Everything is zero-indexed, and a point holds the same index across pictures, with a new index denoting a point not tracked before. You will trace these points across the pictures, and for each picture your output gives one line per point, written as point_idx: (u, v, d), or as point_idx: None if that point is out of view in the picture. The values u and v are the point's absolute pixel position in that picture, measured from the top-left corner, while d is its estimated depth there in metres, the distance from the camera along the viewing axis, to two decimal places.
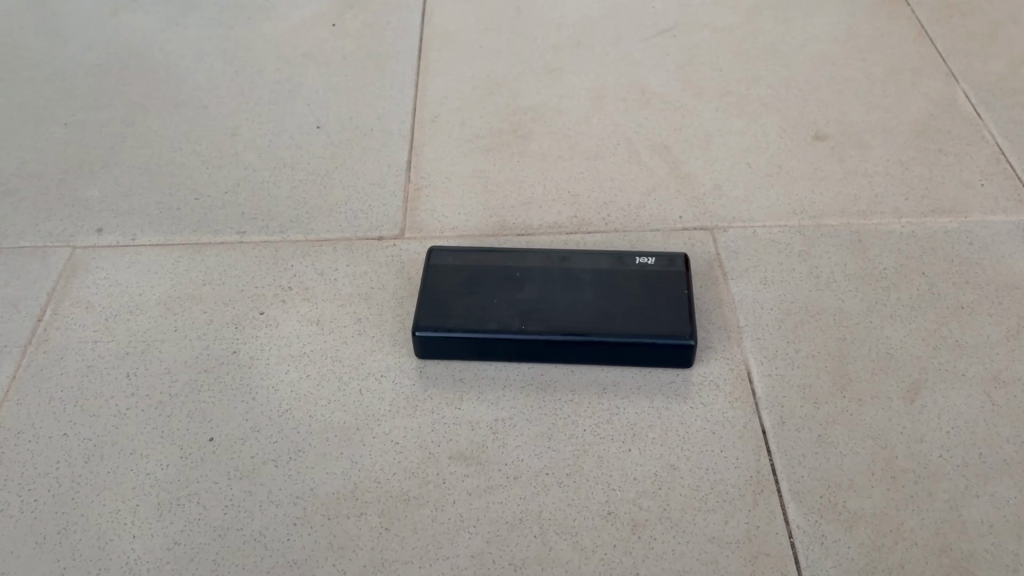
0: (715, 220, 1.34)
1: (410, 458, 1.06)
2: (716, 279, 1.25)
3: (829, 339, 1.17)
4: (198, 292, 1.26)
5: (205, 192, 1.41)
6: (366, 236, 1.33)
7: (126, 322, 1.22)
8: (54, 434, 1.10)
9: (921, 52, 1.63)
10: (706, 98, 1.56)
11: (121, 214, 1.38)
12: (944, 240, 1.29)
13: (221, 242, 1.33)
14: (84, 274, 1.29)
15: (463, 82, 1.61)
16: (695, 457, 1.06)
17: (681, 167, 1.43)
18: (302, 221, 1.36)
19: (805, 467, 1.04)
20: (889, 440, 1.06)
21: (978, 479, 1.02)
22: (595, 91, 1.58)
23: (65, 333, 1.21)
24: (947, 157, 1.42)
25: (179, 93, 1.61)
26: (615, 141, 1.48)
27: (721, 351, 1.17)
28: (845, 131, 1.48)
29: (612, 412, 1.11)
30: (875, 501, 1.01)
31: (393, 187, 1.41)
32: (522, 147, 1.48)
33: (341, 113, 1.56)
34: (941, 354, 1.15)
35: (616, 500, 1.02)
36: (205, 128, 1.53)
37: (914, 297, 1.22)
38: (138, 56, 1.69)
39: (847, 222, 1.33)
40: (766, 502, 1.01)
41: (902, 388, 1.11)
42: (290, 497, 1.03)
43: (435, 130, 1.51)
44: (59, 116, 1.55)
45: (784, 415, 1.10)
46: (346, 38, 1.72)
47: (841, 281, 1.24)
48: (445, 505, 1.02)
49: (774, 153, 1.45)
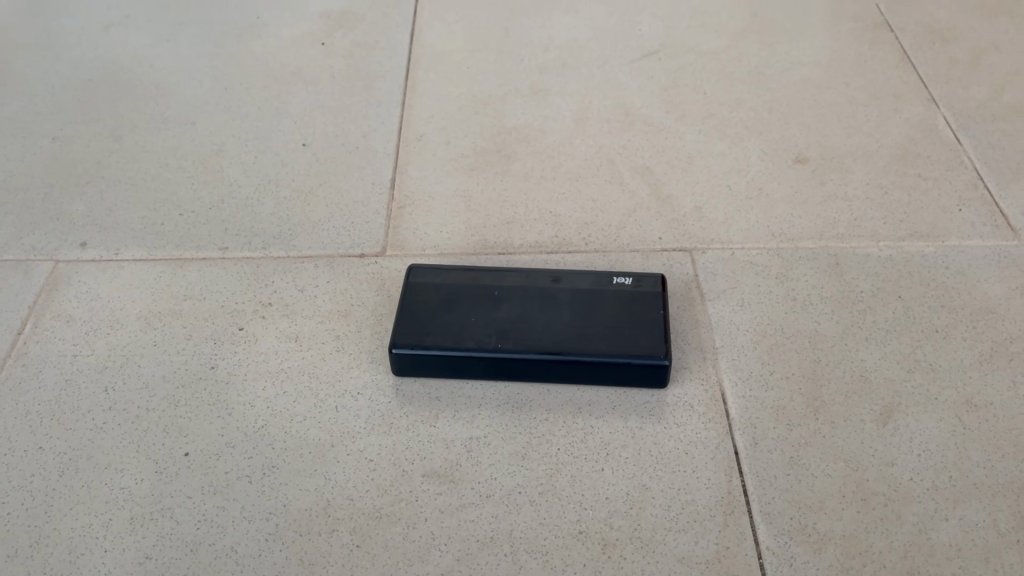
0: (693, 241, 1.35)
1: (383, 475, 1.07)
2: (693, 300, 1.26)
3: (804, 361, 1.18)
4: (179, 307, 1.26)
5: (189, 208, 1.42)
6: (347, 254, 1.34)
7: (106, 336, 1.23)
8: (29, 447, 1.10)
9: (903, 77, 1.65)
10: (689, 120, 1.57)
11: (105, 228, 1.39)
12: (920, 264, 1.30)
13: (203, 258, 1.34)
14: (66, 288, 1.30)
15: (449, 101, 1.63)
16: (667, 477, 1.06)
17: (661, 188, 1.44)
18: (285, 237, 1.37)
19: (776, 488, 1.05)
20: (861, 462, 1.07)
21: (947, 503, 1.03)
22: (579, 112, 1.60)
23: (45, 346, 1.22)
24: (926, 182, 1.44)
25: (167, 109, 1.62)
26: (598, 161, 1.49)
27: (696, 372, 1.17)
28: (826, 155, 1.49)
29: (587, 432, 1.11)
30: (845, 523, 1.01)
31: (376, 205, 1.42)
32: (505, 167, 1.49)
33: (327, 131, 1.57)
34: (914, 377, 1.16)
35: (587, 519, 1.03)
36: (192, 145, 1.54)
37: (890, 320, 1.23)
38: (128, 72, 1.71)
39: (825, 245, 1.34)
40: (736, 523, 1.02)
41: (875, 411, 1.12)
42: (262, 513, 1.03)
43: (420, 149, 1.53)
44: (47, 131, 1.57)
45: (757, 436, 1.10)
46: (334, 57, 1.74)
47: (817, 303, 1.25)
48: (417, 522, 1.02)
49: (754, 176, 1.46)
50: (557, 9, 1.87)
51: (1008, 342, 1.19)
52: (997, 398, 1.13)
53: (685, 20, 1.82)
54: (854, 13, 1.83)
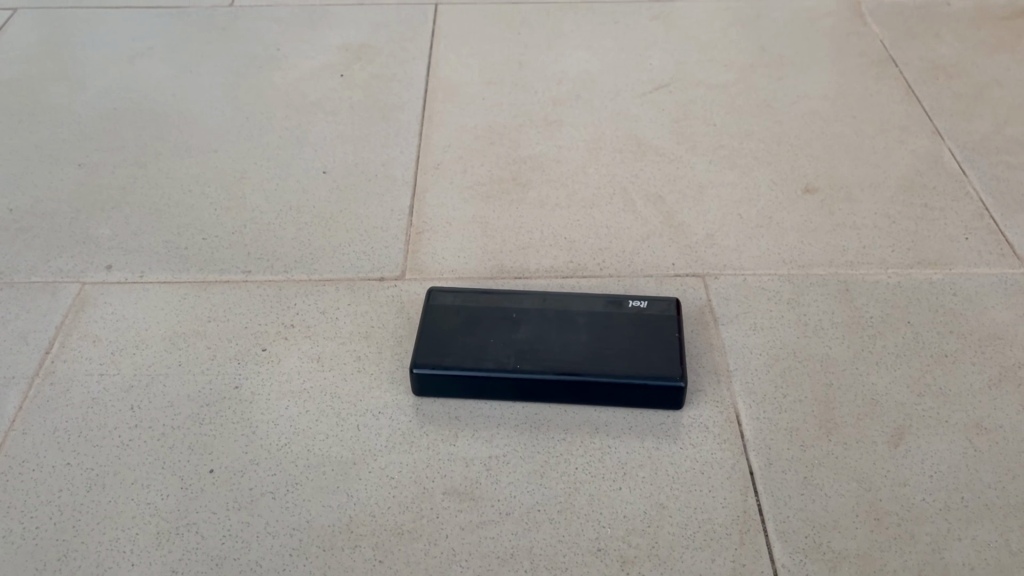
0: (706, 267, 1.38)
1: (405, 493, 1.09)
2: (707, 324, 1.29)
3: (816, 384, 1.20)
4: (203, 328, 1.29)
5: (212, 233, 1.46)
6: (367, 277, 1.37)
7: (131, 355, 1.25)
8: (57, 463, 1.12)
9: (909, 111, 1.69)
10: (700, 151, 1.61)
11: (130, 252, 1.42)
12: (928, 291, 1.33)
13: (226, 280, 1.37)
14: (92, 309, 1.32)
15: (465, 132, 1.67)
16: (683, 496, 1.08)
17: (674, 216, 1.47)
18: (306, 261, 1.40)
19: (791, 508, 1.07)
20: (874, 483, 1.09)
21: (960, 523, 1.04)
22: (593, 143, 1.63)
23: (72, 365, 1.24)
24: (932, 212, 1.47)
25: (190, 137, 1.66)
26: (611, 190, 1.53)
27: (710, 394, 1.20)
28: (834, 185, 1.52)
29: (604, 451, 1.13)
30: (858, 542, 1.03)
31: (395, 231, 1.46)
32: (521, 195, 1.52)
33: (346, 159, 1.61)
34: (925, 400, 1.18)
35: (606, 537, 1.04)
36: (215, 172, 1.58)
37: (900, 345, 1.25)
38: (152, 102, 1.75)
39: (835, 272, 1.36)
40: (752, 541, 1.04)
41: (887, 433, 1.14)
42: (286, 529, 1.05)
43: (438, 177, 1.56)
44: (73, 158, 1.61)
45: (771, 457, 1.12)
46: (353, 88, 1.79)
47: (828, 328, 1.28)
48: (438, 539, 1.04)
49: (764, 204, 1.49)
50: (569, 44, 1.92)
51: (1016, 367, 1.21)
52: (1006, 421, 1.15)
53: (694, 55, 1.87)
54: (859, 49, 1.87)
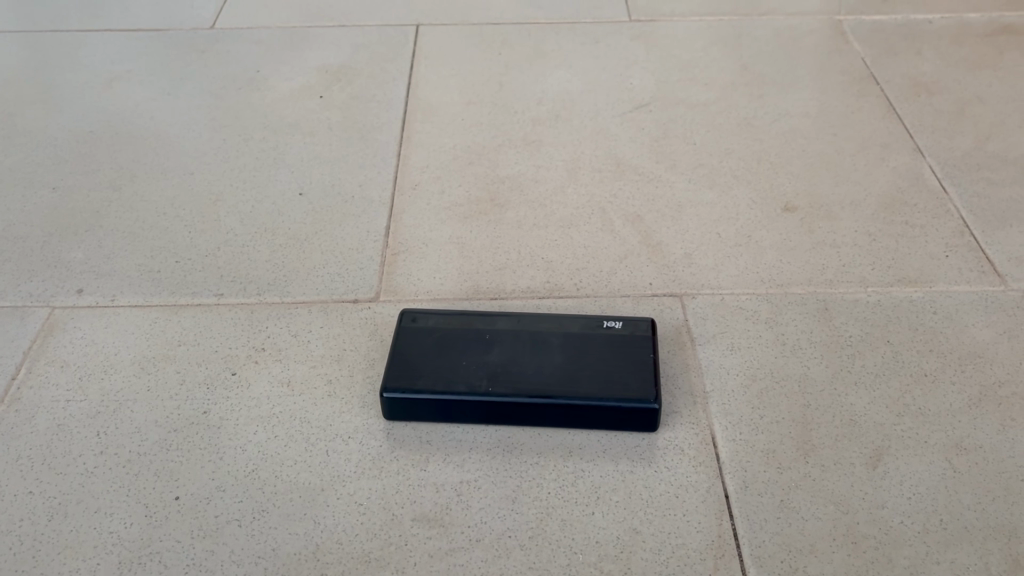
0: (683, 287, 1.36)
1: (373, 519, 1.07)
2: (683, 345, 1.27)
3: (794, 405, 1.18)
4: (173, 352, 1.27)
5: (185, 255, 1.44)
6: (341, 299, 1.36)
7: (99, 381, 1.23)
8: (19, 492, 1.10)
9: (890, 128, 1.68)
10: (679, 169, 1.60)
11: (102, 276, 1.41)
12: (908, 309, 1.31)
13: (197, 304, 1.35)
14: (61, 334, 1.31)
15: (443, 152, 1.66)
16: (657, 520, 1.06)
17: (652, 236, 1.46)
18: (280, 284, 1.39)
19: (767, 531, 1.05)
20: (851, 506, 1.07)
21: (939, 546, 1.02)
22: (571, 162, 1.62)
23: (38, 391, 1.22)
24: (913, 229, 1.45)
25: (166, 159, 1.65)
26: (590, 210, 1.51)
27: (686, 415, 1.18)
28: (814, 203, 1.51)
29: (577, 475, 1.11)
30: (835, 567, 1.01)
31: (371, 252, 1.44)
32: (498, 215, 1.51)
33: (324, 180, 1.60)
34: (904, 421, 1.16)
35: (577, 563, 1.02)
36: (191, 194, 1.57)
37: (879, 364, 1.23)
38: (130, 125, 1.74)
39: (813, 291, 1.35)
40: (726, 567, 1.01)
41: (865, 454, 1.12)
42: (251, 557, 1.03)
43: (415, 198, 1.55)
44: (48, 181, 1.60)
45: (747, 479, 1.10)
46: (332, 109, 1.78)
47: (806, 348, 1.26)
48: (406, 567, 1.02)
49: (743, 223, 1.48)
50: (551, 63, 1.92)
51: (997, 386, 1.20)
52: (986, 441, 1.13)
53: (675, 74, 1.86)
54: (841, 67, 1.87)
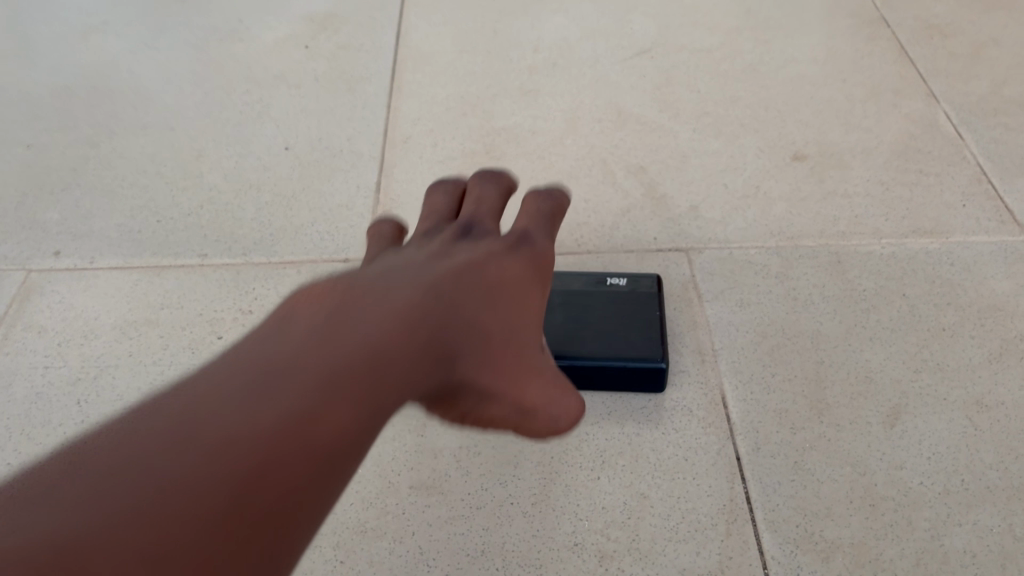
0: (689, 241, 1.30)
1: (368, 488, 1.03)
2: (690, 302, 1.21)
3: (807, 362, 1.13)
4: (155, 316, 1.22)
5: (167, 214, 1.38)
6: (332, 258, 1.30)
7: (79, 347, 1.18)
8: None
9: (902, 71, 1.60)
10: (683, 118, 1.53)
11: (81, 236, 1.35)
12: (924, 261, 1.25)
13: (180, 265, 1.29)
14: (38, 298, 1.25)
15: (435, 103, 1.58)
16: (666, 485, 1.01)
17: (656, 188, 1.39)
18: (267, 243, 1.33)
19: (780, 495, 1.00)
20: (868, 467, 1.02)
21: (961, 507, 0.98)
22: (570, 112, 1.55)
23: (15, 357, 1.17)
24: (927, 177, 1.39)
25: (146, 114, 1.58)
26: (590, 162, 1.45)
27: (694, 375, 1.13)
28: (825, 151, 1.44)
29: (582, 439, 1.06)
30: (853, 531, 0.97)
31: (361, 209, 1.38)
32: (494, 169, 1.44)
33: (310, 134, 1.53)
34: (922, 377, 1.11)
35: (583, 531, 0.97)
36: (172, 150, 1.50)
37: (895, 319, 1.18)
38: (107, 78, 1.66)
39: (825, 243, 1.29)
40: (739, 532, 0.97)
41: (882, 413, 1.07)
42: None
43: (406, 152, 1.48)
44: (23, 139, 1.53)
45: (759, 441, 1.05)
46: (318, 60, 1.70)
47: (818, 303, 1.20)
48: (404, 537, 0.98)
49: (751, 173, 1.41)
50: (547, 9, 1.83)
51: (1018, 340, 1.14)
52: (1008, 398, 1.08)
53: (677, 19, 1.78)
54: (850, 10, 1.79)
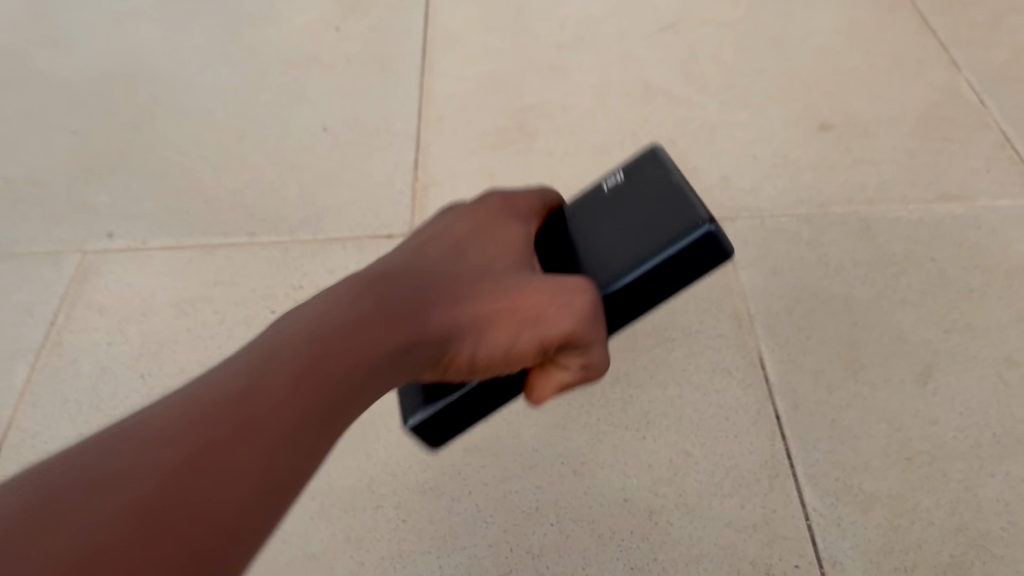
0: (721, 212, 1.34)
1: (424, 451, 1.07)
2: (724, 270, 1.26)
3: (840, 325, 1.17)
4: (209, 293, 1.26)
5: (213, 195, 1.42)
6: (375, 234, 1.34)
7: (138, 324, 1.23)
8: (69, 434, 1.12)
9: (925, 40, 1.62)
10: (710, 91, 1.56)
11: (131, 218, 1.39)
12: (951, 226, 1.29)
13: (229, 244, 1.34)
14: (95, 278, 1.30)
15: (467, 82, 1.61)
16: (710, 444, 1.06)
17: (686, 160, 1.43)
18: (312, 221, 1.37)
19: (819, 451, 1.05)
20: (903, 423, 1.07)
21: (993, 459, 1.03)
22: (599, 87, 1.59)
23: (79, 335, 1.23)
24: (952, 144, 1.42)
25: (186, 98, 1.62)
26: (621, 136, 1.49)
27: (732, 339, 1.17)
28: (850, 121, 1.48)
29: (626, 402, 1.11)
30: (890, 483, 1.01)
31: (400, 186, 1.42)
32: (528, 145, 1.48)
33: (346, 114, 1.56)
34: (953, 337, 1.15)
35: (631, 488, 1.03)
36: (213, 132, 1.54)
37: (924, 282, 1.22)
38: (144, 64, 1.70)
39: (854, 210, 1.33)
40: (781, 486, 1.02)
41: (915, 371, 1.12)
42: (307, 491, 1.04)
43: (441, 130, 1.52)
44: (67, 125, 1.58)
45: (797, 401, 1.10)
46: (349, 41, 1.73)
47: (850, 268, 1.24)
48: (461, 496, 1.03)
49: (779, 144, 1.45)
50: None
51: None
52: None
53: None
54: None
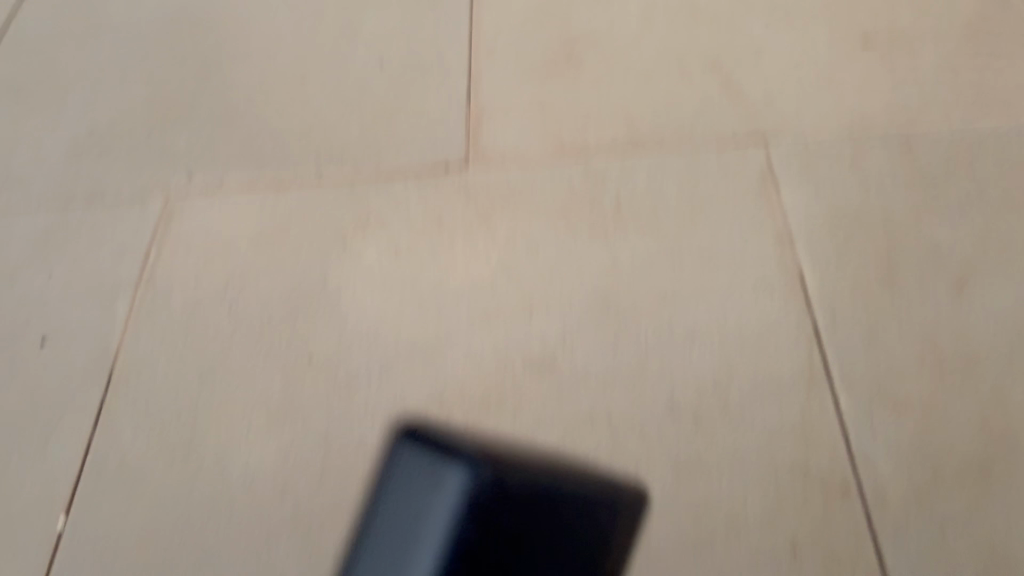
0: (764, 132, 1.39)
1: (487, 369, 1.18)
2: (767, 190, 1.31)
3: (877, 241, 1.23)
4: (284, 228, 1.37)
5: (280, 135, 1.52)
6: (434, 167, 1.42)
7: (221, 258, 1.35)
8: (170, 362, 1.26)
9: None
10: (755, 10, 1.58)
11: (207, 161, 1.50)
12: (991, 143, 1.32)
13: (299, 180, 1.44)
14: (179, 218, 1.42)
15: (514, 11, 1.66)
16: (750, 356, 1.15)
17: (731, 83, 1.47)
18: (374, 156, 1.46)
19: (854, 362, 1.13)
20: (934, 335, 1.14)
21: (1019, 368, 1.10)
22: (644, 11, 1.61)
23: (170, 270, 1.35)
24: (997, 57, 1.43)
25: (248, 39, 1.70)
26: (666, 61, 1.52)
27: (773, 257, 1.23)
28: (896, 36, 1.49)
29: (672, 318, 1.19)
30: (919, 392, 1.10)
31: (455, 119, 1.49)
32: (576, 72, 1.53)
33: (401, 49, 1.63)
34: (987, 252, 1.20)
35: (677, 399, 1.13)
36: (276, 73, 1.63)
37: (961, 199, 1.26)
38: (207, 7, 1.79)
39: (895, 128, 1.36)
40: (816, 396, 1.11)
41: (948, 285, 1.18)
42: (383, 408, 1.17)
43: (492, 61, 1.58)
44: (140, 72, 1.67)
45: (834, 314, 1.17)
46: None
47: (889, 186, 1.29)
48: (522, 409, 1.14)
49: (823, 62, 1.47)
50: None
51: None
52: None
53: None
54: None
